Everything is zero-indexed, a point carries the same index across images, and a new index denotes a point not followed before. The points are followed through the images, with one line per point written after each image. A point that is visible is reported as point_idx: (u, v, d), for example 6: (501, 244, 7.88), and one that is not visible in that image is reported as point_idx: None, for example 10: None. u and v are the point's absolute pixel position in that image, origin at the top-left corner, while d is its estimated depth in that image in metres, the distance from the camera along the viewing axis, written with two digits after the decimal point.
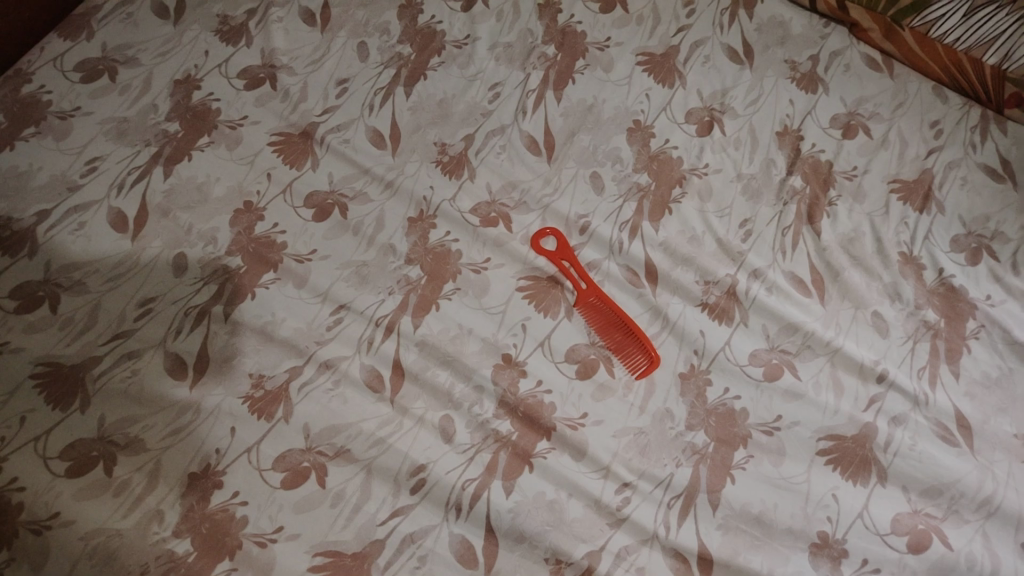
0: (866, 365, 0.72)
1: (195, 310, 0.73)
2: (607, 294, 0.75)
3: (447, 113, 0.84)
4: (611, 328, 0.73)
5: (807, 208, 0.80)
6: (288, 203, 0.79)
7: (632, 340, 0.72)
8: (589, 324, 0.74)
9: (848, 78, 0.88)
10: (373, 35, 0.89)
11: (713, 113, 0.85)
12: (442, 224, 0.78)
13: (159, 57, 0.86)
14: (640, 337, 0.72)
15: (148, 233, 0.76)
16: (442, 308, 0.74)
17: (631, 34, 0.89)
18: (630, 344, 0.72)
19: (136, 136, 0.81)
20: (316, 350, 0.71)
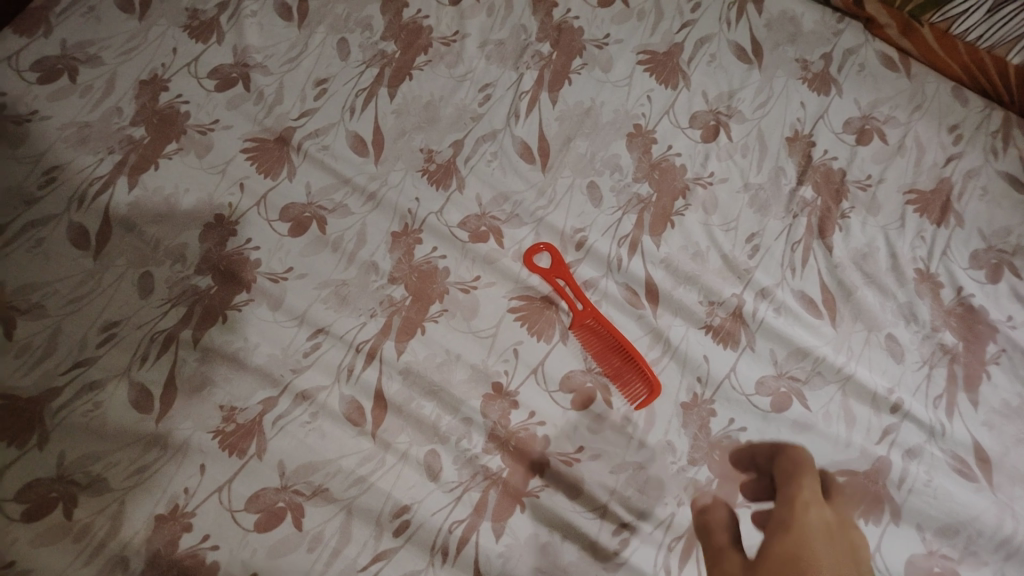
0: (879, 394, 0.67)
1: (161, 335, 0.68)
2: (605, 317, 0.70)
3: (434, 117, 0.78)
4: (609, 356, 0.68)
5: (818, 221, 0.75)
6: (262, 217, 0.73)
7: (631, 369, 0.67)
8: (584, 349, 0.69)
9: (863, 79, 0.82)
10: (354, 31, 0.83)
11: (718, 117, 0.79)
12: (428, 240, 0.73)
13: (123, 55, 0.80)
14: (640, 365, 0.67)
15: (111, 250, 0.71)
16: (427, 332, 0.69)
17: (631, 31, 0.83)
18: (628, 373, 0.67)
19: (98, 143, 0.75)
20: (291, 379, 0.67)
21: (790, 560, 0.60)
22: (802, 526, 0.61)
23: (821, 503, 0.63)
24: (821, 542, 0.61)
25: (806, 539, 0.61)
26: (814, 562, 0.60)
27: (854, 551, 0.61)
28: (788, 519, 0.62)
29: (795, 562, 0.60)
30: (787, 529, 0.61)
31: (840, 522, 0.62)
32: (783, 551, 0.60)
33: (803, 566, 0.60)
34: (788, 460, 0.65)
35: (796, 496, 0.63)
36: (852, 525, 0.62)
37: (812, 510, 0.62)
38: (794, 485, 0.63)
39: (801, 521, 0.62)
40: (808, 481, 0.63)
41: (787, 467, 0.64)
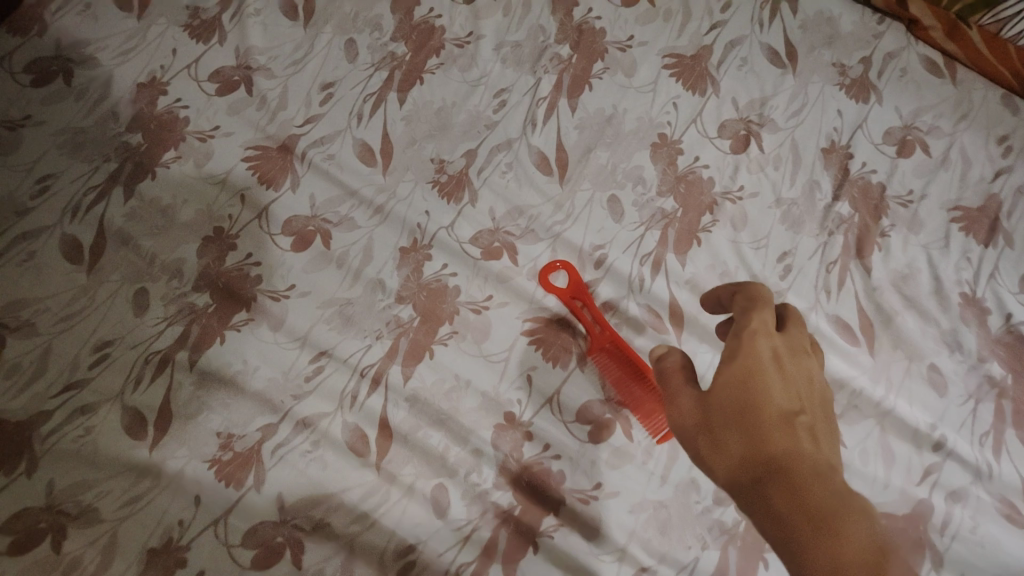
0: (921, 430, 0.62)
1: (156, 357, 0.64)
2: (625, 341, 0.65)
3: (446, 124, 0.74)
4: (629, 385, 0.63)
5: (856, 239, 0.70)
6: (264, 230, 0.69)
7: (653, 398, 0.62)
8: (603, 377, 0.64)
9: (904, 86, 0.77)
10: (362, 31, 0.78)
11: (749, 126, 0.74)
12: (438, 256, 0.69)
13: (120, 57, 0.76)
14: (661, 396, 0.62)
15: (105, 264, 0.67)
16: (435, 356, 0.65)
17: (656, 32, 0.78)
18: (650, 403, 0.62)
19: (93, 150, 0.71)
20: (292, 406, 0.63)
21: (743, 377, 0.45)
22: (760, 325, 0.47)
23: (769, 313, 0.48)
24: (789, 359, 0.47)
25: (760, 332, 0.47)
26: (799, 386, 0.46)
27: (813, 386, 0.47)
28: (763, 300, 0.48)
29: (778, 361, 0.46)
30: (744, 374, 0.45)
31: (806, 365, 0.48)
32: (740, 364, 0.46)
33: (762, 374, 0.45)
34: (739, 295, 0.50)
35: (752, 303, 0.48)
36: (810, 350, 0.49)
37: (766, 335, 0.47)
38: (750, 292, 0.49)
39: (766, 297, 0.48)
40: (764, 312, 0.48)
41: (749, 298, 0.49)
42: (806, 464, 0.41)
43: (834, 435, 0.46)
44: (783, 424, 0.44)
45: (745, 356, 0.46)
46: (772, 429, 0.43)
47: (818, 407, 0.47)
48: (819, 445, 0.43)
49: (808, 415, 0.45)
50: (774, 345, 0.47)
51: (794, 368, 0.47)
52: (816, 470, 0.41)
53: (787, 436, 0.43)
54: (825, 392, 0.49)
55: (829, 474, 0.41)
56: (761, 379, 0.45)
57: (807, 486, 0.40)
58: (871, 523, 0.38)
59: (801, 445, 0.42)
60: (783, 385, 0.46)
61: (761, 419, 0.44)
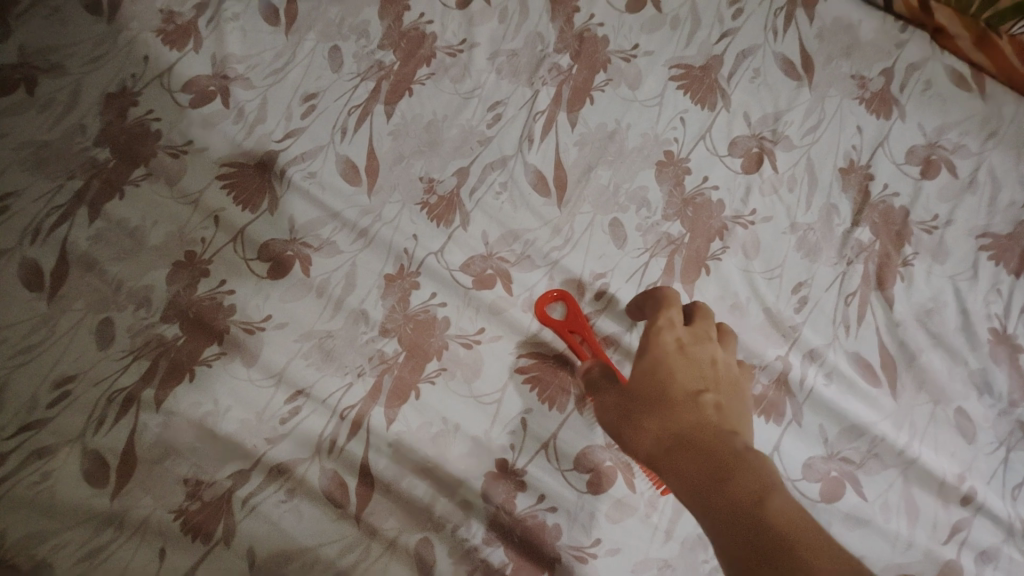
0: (948, 482, 0.58)
1: (120, 395, 0.59)
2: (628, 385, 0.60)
3: (436, 140, 0.69)
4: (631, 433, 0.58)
5: (877, 269, 0.65)
6: (239, 255, 0.64)
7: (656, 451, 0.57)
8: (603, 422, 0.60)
9: (929, 100, 0.72)
10: (348, 38, 0.73)
11: (762, 144, 0.69)
12: (427, 284, 0.64)
13: (89, 65, 0.70)
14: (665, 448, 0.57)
15: (68, 291, 0.62)
16: (422, 395, 0.60)
17: (663, 40, 0.73)
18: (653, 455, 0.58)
19: (57, 167, 0.66)
20: (265, 451, 0.58)
21: (655, 365, 0.52)
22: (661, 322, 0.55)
23: (677, 315, 0.55)
24: (694, 348, 0.53)
25: (665, 328, 0.54)
26: (707, 375, 0.52)
27: (719, 372, 0.53)
28: (669, 301, 0.56)
29: (680, 350, 0.53)
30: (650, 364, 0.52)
31: (716, 353, 0.54)
32: (650, 362, 0.52)
33: (669, 365, 0.52)
34: (655, 300, 0.57)
35: (665, 301, 0.56)
36: (715, 338, 0.55)
37: (670, 330, 0.54)
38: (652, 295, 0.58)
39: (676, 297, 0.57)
40: (669, 311, 0.55)
41: (660, 297, 0.57)
42: (706, 431, 0.47)
43: (743, 414, 0.51)
44: (690, 402, 0.49)
45: (653, 345, 0.53)
46: (679, 409, 0.49)
47: (726, 388, 0.52)
48: (724, 417, 0.48)
49: (713, 388, 0.51)
50: (683, 333, 0.54)
51: (699, 356, 0.53)
52: (724, 439, 0.45)
53: (692, 409, 0.49)
54: (737, 384, 0.54)
55: (734, 441, 0.45)
56: (667, 370, 0.52)
57: (711, 450, 0.44)
58: (761, 464, 0.42)
59: (706, 416, 0.48)
60: (687, 373, 0.51)
61: (667, 403, 0.50)
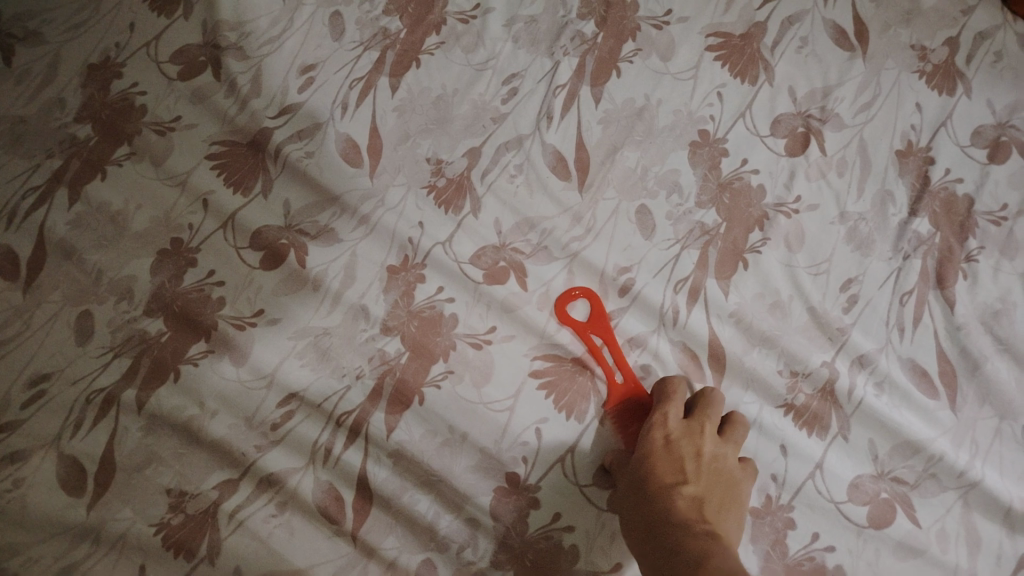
0: (1015, 509, 0.51)
1: (99, 396, 0.55)
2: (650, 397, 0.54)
3: (446, 117, 0.63)
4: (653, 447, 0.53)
5: (936, 265, 0.58)
6: (229, 243, 0.59)
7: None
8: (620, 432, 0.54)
9: (1000, 74, 0.64)
10: (351, 3, 0.66)
11: (809, 122, 0.62)
12: (432, 277, 0.58)
13: (70, 31, 0.65)
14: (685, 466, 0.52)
15: (44, 281, 0.58)
16: (426, 401, 0.55)
17: (700, 5, 0.65)
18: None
19: (34, 145, 0.61)
20: (255, 460, 0.53)
21: (637, 453, 0.50)
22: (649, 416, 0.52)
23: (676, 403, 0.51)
24: (685, 438, 0.50)
25: (655, 419, 0.51)
26: (692, 469, 0.49)
27: (711, 463, 0.50)
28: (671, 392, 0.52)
29: (665, 442, 0.50)
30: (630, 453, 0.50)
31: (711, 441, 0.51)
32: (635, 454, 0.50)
33: (650, 451, 0.50)
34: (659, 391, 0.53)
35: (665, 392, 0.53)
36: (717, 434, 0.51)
37: (661, 423, 0.51)
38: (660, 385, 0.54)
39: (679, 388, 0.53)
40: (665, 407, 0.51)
41: (665, 387, 0.53)
42: (672, 520, 0.46)
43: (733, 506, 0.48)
44: (663, 492, 0.48)
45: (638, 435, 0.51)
46: (651, 503, 0.47)
47: (716, 479, 0.49)
48: (700, 509, 0.47)
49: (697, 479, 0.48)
50: (678, 423, 0.51)
51: (689, 445, 0.50)
52: (685, 528, 0.45)
53: (663, 501, 0.47)
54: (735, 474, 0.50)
55: (695, 532, 0.44)
56: (647, 458, 0.49)
57: (672, 543, 0.44)
58: (713, 553, 0.41)
59: (677, 507, 0.46)
60: (668, 465, 0.49)
61: (639, 493, 0.48)
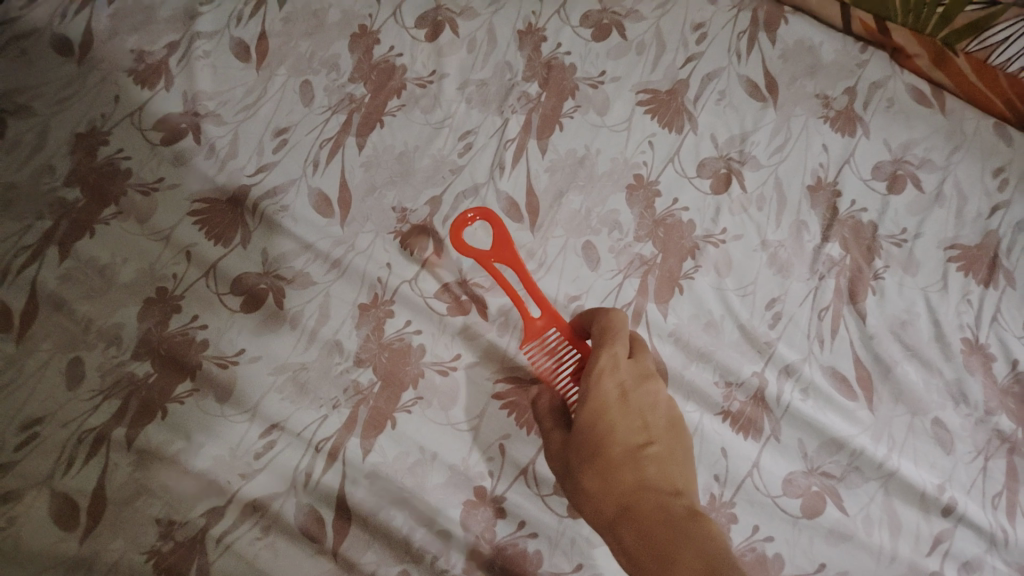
0: (929, 493, 0.58)
1: (90, 435, 0.58)
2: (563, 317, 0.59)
3: (408, 170, 0.69)
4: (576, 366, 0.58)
5: (848, 283, 0.65)
6: (211, 290, 0.64)
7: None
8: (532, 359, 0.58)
9: (893, 118, 0.73)
10: (318, 72, 0.73)
11: (730, 164, 0.70)
12: (401, 312, 0.64)
13: (58, 105, 0.70)
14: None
15: (37, 331, 0.62)
16: (398, 425, 0.60)
17: (630, 67, 0.74)
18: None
19: (25, 208, 0.66)
20: (240, 487, 0.57)
21: (595, 408, 0.51)
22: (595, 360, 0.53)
23: (621, 347, 0.53)
24: (638, 388, 0.52)
25: (607, 366, 0.52)
26: (647, 420, 0.51)
27: (663, 417, 0.52)
28: (614, 335, 0.53)
29: (622, 392, 0.51)
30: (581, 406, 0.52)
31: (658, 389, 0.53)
32: (591, 410, 0.51)
33: (608, 406, 0.51)
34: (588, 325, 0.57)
35: (605, 329, 0.54)
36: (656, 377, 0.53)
37: (613, 373, 0.52)
38: (596, 322, 0.55)
39: (619, 324, 0.54)
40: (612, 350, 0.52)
41: (603, 326, 0.54)
42: (641, 484, 0.48)
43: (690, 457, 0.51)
44: (627, 452, 0.49)
45: (590, 385, 0.52)
46: (615, 466, 0.49)
47: (668, 431, 0.51)
48: (667, 473, 0.48)
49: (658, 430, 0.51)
50: (630, 373, 0.52)
51: (644, 396, 0.52)
52: (654, 495, 0.47)
53: (631, 463, 0.48)
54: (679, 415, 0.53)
55: (669, 503, 0.46)
56: (608, 416, 0.51)
57: (641, 512, 0.46)
58: (691, 525, 0.44)
59: (644, 465, 0.48)
60: (626, 420, 0.50)
61: (604, 454, 0.49)
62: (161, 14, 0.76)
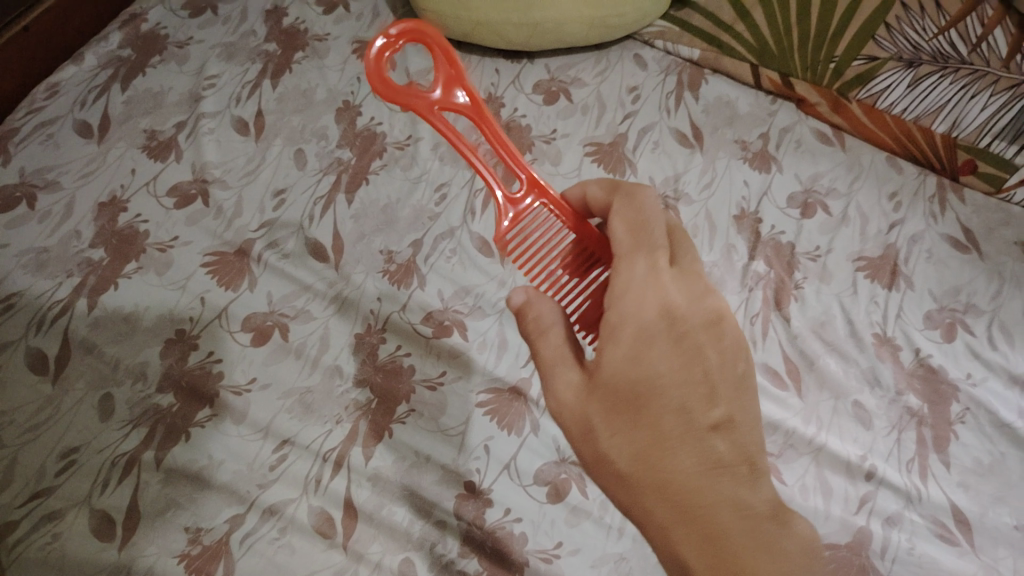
0: (853, 462, 0.67)
1: (122, 458, 0.66)
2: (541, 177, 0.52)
3: (392, 219, 0.80)
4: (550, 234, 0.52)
5: (774, 293, 0.77)
6: (224, 328, 0.73)
7: (586, 256, 0.52)
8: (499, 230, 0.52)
9: (801, 155, 0.86)
10: (310, 141, 0.85)
11: (667, 201, 0.82)
12: (392, 338, 0.73)
13: (82, 179, 0.80)
14: (598, 252, 0.53)
15: (71, 372, 0.70)
16: (395, 434, 0.68)
17: (577, 125, 0.87)
18: (584, 263, 0.52)
19: (57, 268, 0.75)
20: (257, 495, 0.65)
21: (638, 343, 0.44)
22: (633, 272, 0.44)
23: (665, 258, 0.45)
24: (689, 318, 0.45)
25: (650, 285, 0.44)
26: (699, 361, 0.44)
27: (716, 361, 0.45)
28: (656, 238, 0.45)
29: (669, 321, 0.44)
30: (613, 334, 0.44)
31: (705, 318, 0.45)
32: (633, 356, 0.43)
33: (655, 345, 0.44)
34: (600, 205, 0.50)
35: (636, 223, 0.46)
36: (704, 303, 0.46)
37: (661, 302, 0.44)
38: (623, 210, 0.47)
39: (656, 218, 0.46)
40: (650, 269, 0.44)
41: (635, 227, 0.46)
42: (713, 475, 0.42)
43: (750, 414, 0.45)
44: (682, 416, 0.43)
45: (629, 310, 0.44)
46: (670, 440, 0.42)
47: (727, 380, 0.45)
48: (735, 449, 0.43)
49: (716, 377, 0.44)
50: (681, 299, 0.45)
51: (695, 327, 0.45)
52: (728, 485, 0.42)
53: (693, 438, 0.43)
54: (731, 355, 0.46)
55: (749, 501, 0.42)
56: (656, 361, 0.43)
57: (718, 517, 0.41)
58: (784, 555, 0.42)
59: (710, 442, 0.43)
60: (678, 368, 0.44)
61: (653, 416, 0.43)
62: (169, 99, 0.87)
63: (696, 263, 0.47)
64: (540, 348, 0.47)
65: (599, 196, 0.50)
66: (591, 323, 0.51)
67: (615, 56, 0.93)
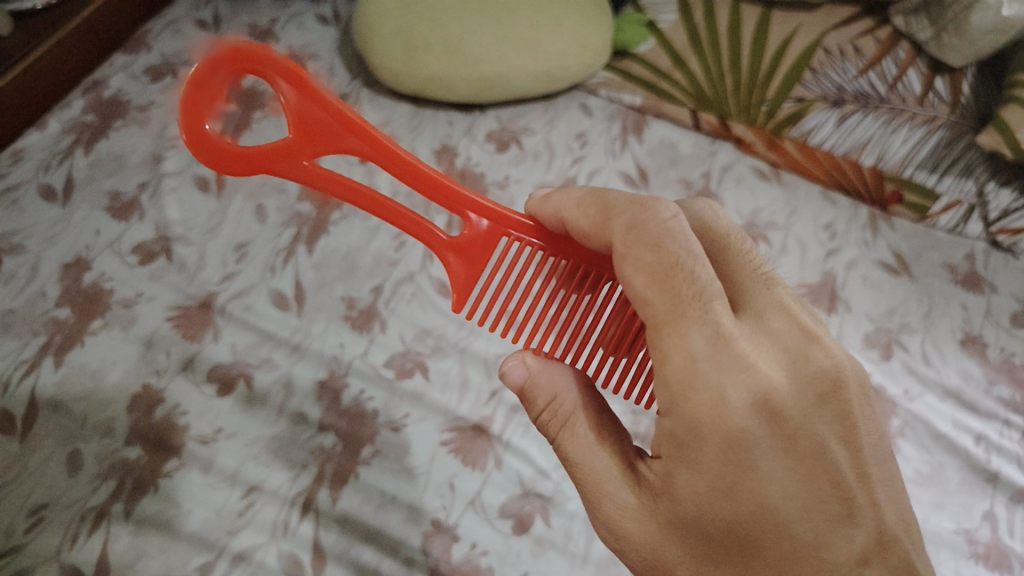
0: None
1: (92, 512, 0.67)
2: (495, 203, 0.52)
3: (353, 266, 0.83)
4: (516, 261, 0.51)
5: None
6: (189, 380, 0.75)
7: (583, 275, 0.52)
8: (453, 273, 0.53)
9: (741, 191, 0.90)
10: (270, 195, 0.87)
11: None
12: (356, 382, 0.75)
13: (48, 241, 0.82)
14: (597, 267, 0.51)
15: (37, 431, 0.71)
16: (360, 476, 0.70)
17: (528, 171, 0.91)
18: (584, 282, 0.52)
19: (23, 329, 0.76)
20: (227, 542, 0.66)
21: (726, 461, 0.40)
22: (692, 351, 0.40)
23: (726, 320, 0.40)
24: (789, 405, 0.41)
25: (723, 377, 0.40)
26: (807, 459, 0.41)
27: (829, 452, 0.42)
28: (702, 291, 0.40)
29: (765, 418, 0.40)
30: (691, 454, 0.40)
31: (801, 393, 0.42)
32: (725, 483, 0.40)
33: (752, 460, 0.40)
34: (582, 232, 0.47)
35: (663, 272, 0.41)
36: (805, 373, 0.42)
37: (750, 398, 0.40)
38: (639, 257, 0.41)
39: (691, 257, 0.41)
40: (711, 339, 0.40)
41: (667, 283, 0.41)
42: None
43: (887, 499, 0.43)
44: (811, 553, 0.40)
45: (702, 418, 0.40)
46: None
47: (853, 472, 0.42)
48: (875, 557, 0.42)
49: (840, 477, 0.42)
50: (767, 376, 0.41)
51: (793, 410, 0.41)
52: None
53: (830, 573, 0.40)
54: (848, 433, 0.43)
55: None
56: (757, 483, 0.40)
57: None
58: None
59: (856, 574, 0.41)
60: (788, 485, 0.40)
61: (772, 557, 0.40)
62: (132, 160, 0.89)
63: (771, 314, 0.43)
64: (585, 461, 0.45)
65: (580, 221, 0.47)
66: (616, 345, 0.52)
67: (562, 105, 0.97)
